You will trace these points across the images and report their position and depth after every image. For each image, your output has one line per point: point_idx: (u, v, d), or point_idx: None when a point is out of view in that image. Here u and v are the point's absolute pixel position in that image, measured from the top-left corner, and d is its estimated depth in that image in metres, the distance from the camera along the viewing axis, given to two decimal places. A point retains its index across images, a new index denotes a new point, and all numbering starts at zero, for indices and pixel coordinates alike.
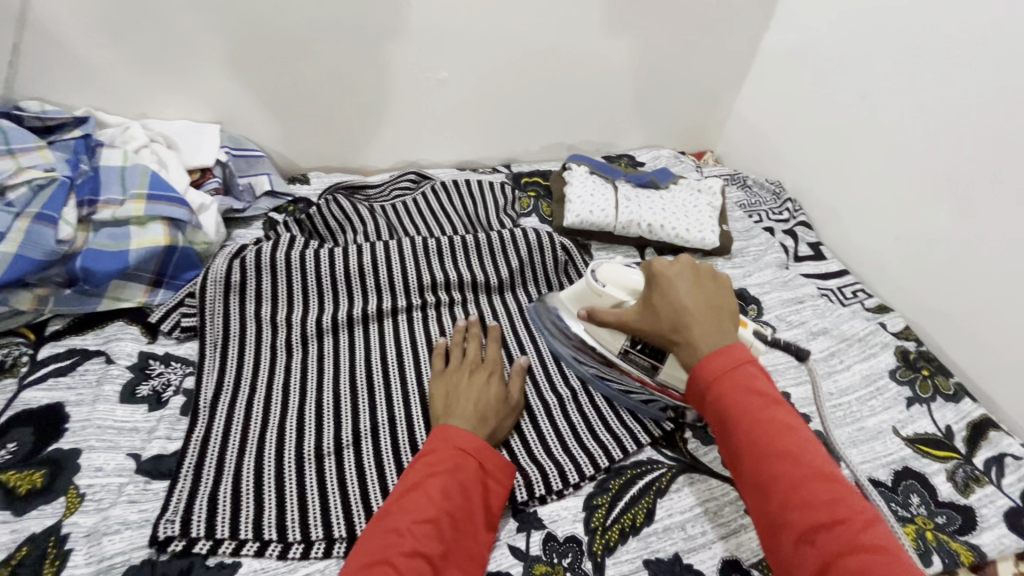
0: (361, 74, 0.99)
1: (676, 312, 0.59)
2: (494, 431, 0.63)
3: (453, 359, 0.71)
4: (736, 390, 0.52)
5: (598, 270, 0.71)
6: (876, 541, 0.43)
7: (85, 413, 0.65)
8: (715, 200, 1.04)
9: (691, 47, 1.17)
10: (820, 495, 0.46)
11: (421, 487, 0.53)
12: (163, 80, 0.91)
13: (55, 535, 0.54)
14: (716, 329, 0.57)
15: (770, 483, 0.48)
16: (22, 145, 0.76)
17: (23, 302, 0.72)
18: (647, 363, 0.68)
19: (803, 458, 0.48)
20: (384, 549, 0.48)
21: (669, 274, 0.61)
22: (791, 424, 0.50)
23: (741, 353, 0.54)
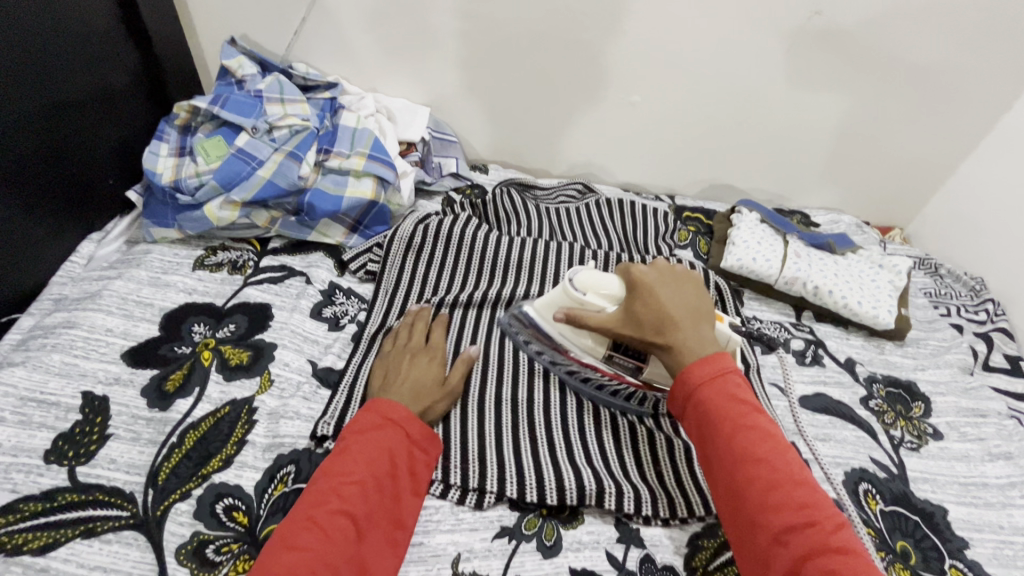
0: (561, 85, 1.07)
1: (657, 317, 0.62)
2: (426, 411, 0.64)
3: (399, 341, 0.73)
4: (720, 398, 0.55)
5: (576, 276, 0.68)
6: (843, 545, 0.44)
7: (285, 317, 0.78)
8: (898, 279, 0.95)
9: (909, 113, 1.08)
10: (792, 497, 0.48)
11: (347, 453, 0.54)
12: (398, 64, 1.07)
13: (248, 405, 0.67)
14: (695, 331, 0.61)
15: (743, 488, 0.50)
16: (291, 96, 0.94)
17: (259, 219, 0.88)
18: (632, 363, 0.69)
19: (778, 464, 0.50)
20: (310, 510, 0.49)
21: (647, 281, 0.64)
22: (770, 432, 0.53)
23: (728, 363, 0.57)
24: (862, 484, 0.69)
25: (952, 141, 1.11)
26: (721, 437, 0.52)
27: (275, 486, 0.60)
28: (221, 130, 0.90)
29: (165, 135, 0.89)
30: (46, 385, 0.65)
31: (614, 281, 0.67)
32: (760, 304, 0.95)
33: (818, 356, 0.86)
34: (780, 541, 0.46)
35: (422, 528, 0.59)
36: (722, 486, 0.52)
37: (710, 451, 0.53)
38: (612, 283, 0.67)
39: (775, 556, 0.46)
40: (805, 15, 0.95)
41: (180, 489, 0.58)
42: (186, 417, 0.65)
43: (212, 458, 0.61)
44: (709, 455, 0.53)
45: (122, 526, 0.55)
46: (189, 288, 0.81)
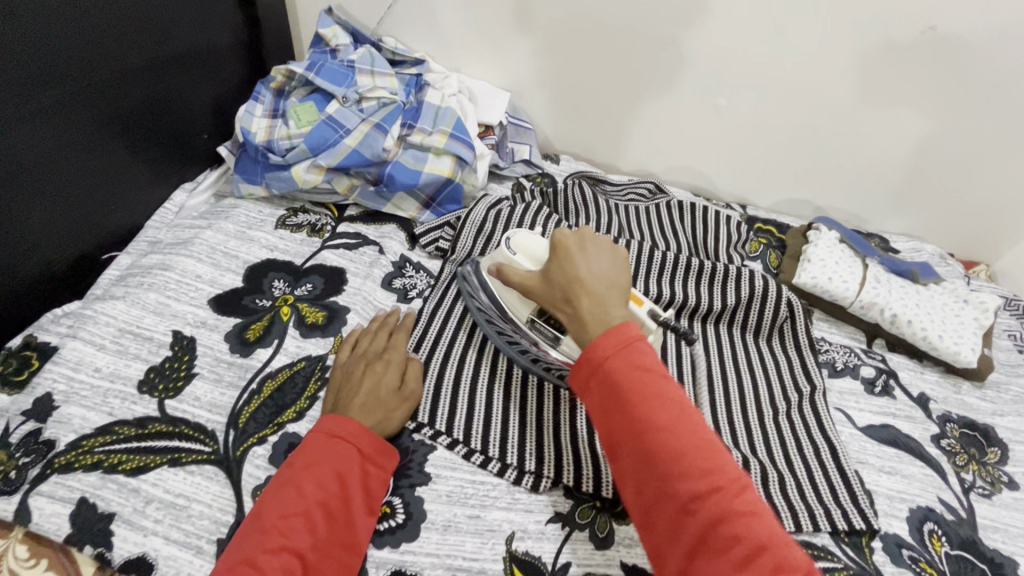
0: (645, 81, 1.05)
1: (569, 283, 0.57)
2: (382, 423, 0.61)
3: (359, 347, 0.69)
4: (623, 371, 0.49)
5: (511, 236, 0.70)
6: (746, 507, 0.43)
7: (358, 284, 0.81)
8: (984, 317, 0.89)
9: (1016, 143, 1.01)
10: (698, 464, 0.45)
11: (288, 484, 0.52)
12: (484, 46, 1.07)
13: (321, 363, 0.69)
14: (605, 305, 0.55)
15: (650, 461, 0.46)
16: (381, 70, 0.97)
17: (340, 185, 0.91)
18: (552, 334, 0.65)
19: (679, 431, 0.46)
20: (250, 548, 0.48)
21: (566, 243, 0.60)
22: (672, 394, 0.48)
23: (633, 330, 0.51)
24: (927, 524, 0.67)
25: None
26: (631, 410, 0.47)
27: None
28: (313, 96, 0.93)
29: (261, 97, 0.93)
30: (141, 321, 0.69)
31: (544, 245, 0.68)
32: (830, 326, 0.91)
33: (889, 386, 0.83)
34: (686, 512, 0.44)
35: (478, 501, 0.61)
36: (630, 461, 0.47)
37: (613, 425, 0.48)
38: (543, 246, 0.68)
39: (682, 525, 0.44)
40: (917, 29, 0.90)
41: (257, 434, 0.61)
42: (265, 366, 0.68)
43: (287, 409, 0.64)
44: (615, 433, 0.48)
45: (204, 460, 0.59)
46: (271, 245, 0.84)
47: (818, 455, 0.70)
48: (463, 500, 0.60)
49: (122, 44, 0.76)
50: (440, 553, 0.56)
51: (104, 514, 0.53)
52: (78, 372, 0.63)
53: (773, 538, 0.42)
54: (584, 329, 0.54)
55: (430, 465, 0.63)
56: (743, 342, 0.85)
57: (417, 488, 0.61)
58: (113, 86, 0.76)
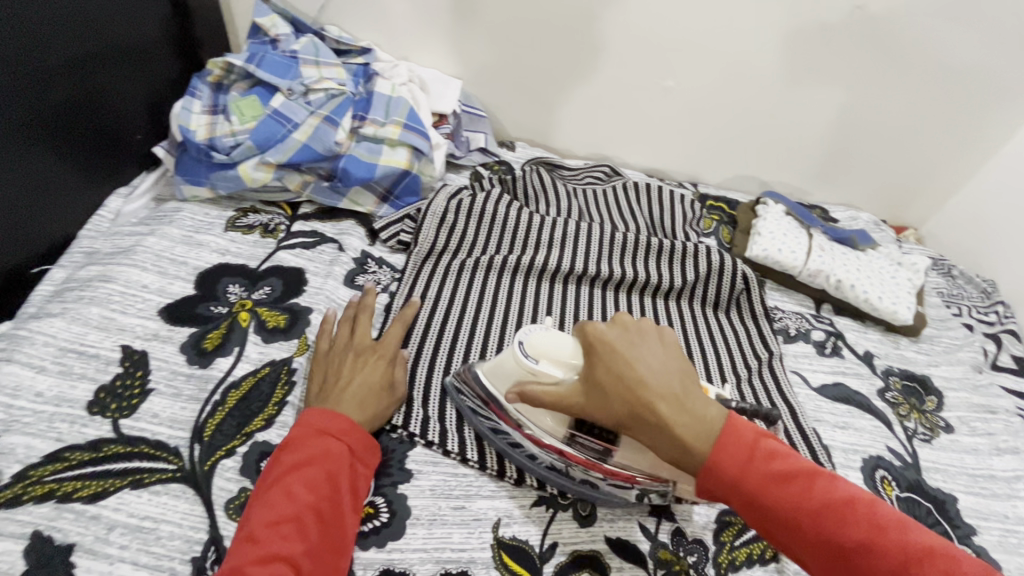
0: (596, 64, 1.07)
1: (637, 394, 0.50)
2: (371, 413, 0.60)
3: (343, 337, 0.67)
4: (754, 473, 0.47)
5: (527, 337, 0.59)
6: (908, 535, 0.43)
7: (319, 283, 0.78)
8: (915, 277, 0.97)
9: (936, 113, 1.09)
10: (856, 517, 0.44)
11: (277, 488, 0.51)
12: (434, 32, 1.06)
13: (287, 366, 0.67)
14: (689, 404, 0.50)
15: (828, 556, 0.44)
16: (327, 60, 0.93)
17: (292, 182, 0.88)
18: (599, 446, 0.58)
19: (848, 513, 0.44)
20: (240, 560, 0.46)
21: (617, 346, 0.53)
22: (813, 472, 0.47)
23: (746, 427, 0.49)
24: (879, 471, 0.72)
25: (974, 144, 1.12)
26: (767, 487, 0.46)
27: None
28: (256, 90, 0.88)
29: (198, 91, 0.87)
30: (85, 338, 0.65)
31: (565, 341, 0.58)
32: (781, 295, 0.96)
33: (838, 347, 0.88)
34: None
35: (462, 492, 0.61)
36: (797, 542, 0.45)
37: (779, 537, 0.46)
38: (567, 346, 0.57)
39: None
40: (845, 8, 0.96)
41: (225, 447, 0.59)
42: (228, 375, 0.65)
43: (255, 417, 0.62)
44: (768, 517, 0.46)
45: (169, 479, 0.56)
46: (222, 249, 0.80)
47: (779, 417, 0.74)
48: (446, 492, 0.60)
49: (42, 37, 0.70)
50: (427, 546, 0.56)
51: (63, 546, 0.50)
52: (17, 398, 0.58)
53: (897, 527, 0.43)
54: (688, 454, 0.48)
55: (411, 462, 0.62)
56: (704, 314, 0.88)
57: (399, 486, 0.60)
58: (33, 83, 0.70)
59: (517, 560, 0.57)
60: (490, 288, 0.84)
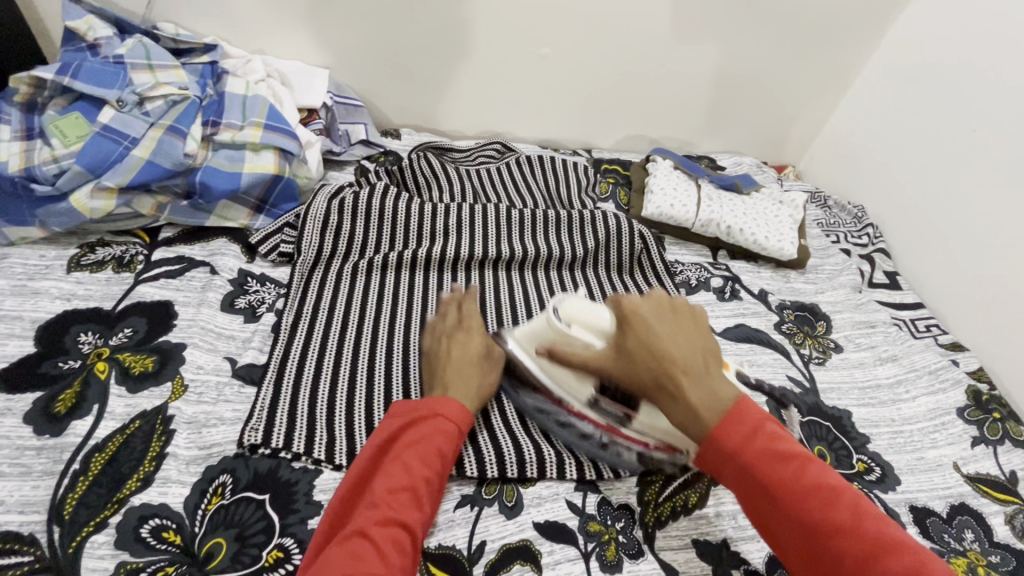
0: (467, 37, 1.03)
1: (659, 362, 0.53)
2: (478, 391, 0.62)
3: (431, 324, 0.69)
4: (737, 426, 0.48)
5: (561, 304, 0.60)
6: (898, 543, 0.43)
7: (191, 314, 0.70)
8: (796, 213, 1.03)
9: (794, 54, 1.15)
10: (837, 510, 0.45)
11: (400, 456, 0.53)
12: (286, 21, 0.97)
13: (162, 415, 0.60)
14: (706, 377, 0.52)
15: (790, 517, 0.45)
16: (161, 62, 0.82)
17: (144, 206, 0.78)
18: (618, 413, 0.61)
19: (810, 474, 0.47)
20: (359, 520, 0.48)
21: (645, 317, 0.55)
22: (792, 446, 0.48)
23: (755, 407, 0.50)
24: (783, 401, 0.76)
25: (831, 78, 1.20)
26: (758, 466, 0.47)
27: (208, 500, 0.55)
28: (77, 105, 0.76)
29: (4, 115, 0.74)
30: None
31: (603, 312, 0.59)
32: (681, 248, 0.99)
33: (736, 291, 0.92)
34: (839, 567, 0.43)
35: None
36: (777, 523, 0.46)
37: (743, 488, 0.48)
38: (602, 317, 0.59)
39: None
40: None
41: (92, 521, 0.51)
42: (89, 439, 0.57)
43: (128, 479, 0.54)
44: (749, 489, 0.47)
45: (27, 573, 0.48)
46: (67, 294, 0.70)
47: None
48: None
49: None
50: None
51: None
52: None
53: (871, 525, 0.44)
54: (697, 420, 0.50)
55: (319, 492, 0.57)
56: (608, 278, 0.89)
57: (308, 521, 0.55)
58: None
59: (445, 567, 0.54)
60: (389, 287, 0.80)
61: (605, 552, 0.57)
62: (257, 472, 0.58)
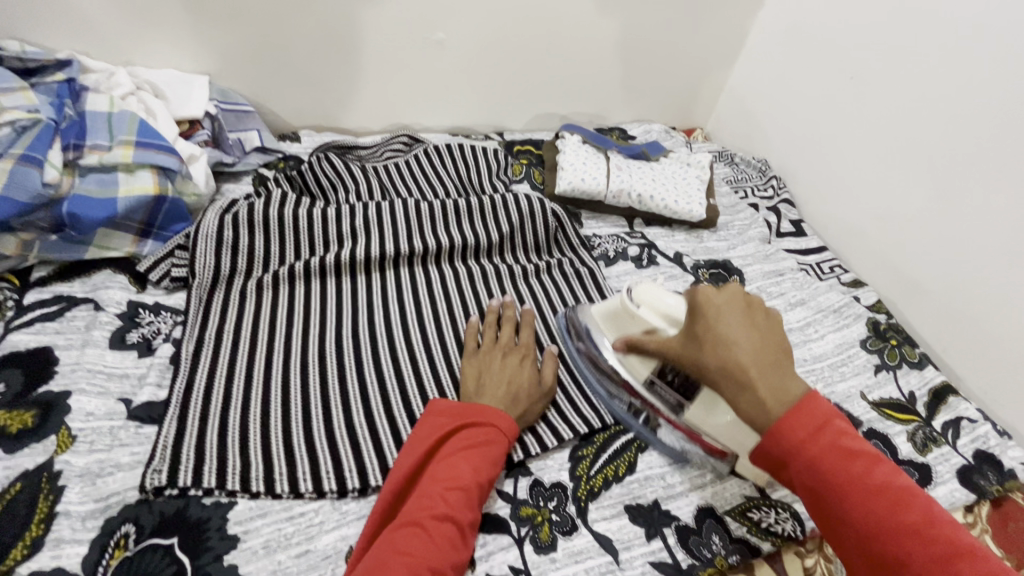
0: (354, 29, 0.98)
1: (726, 353, 0.52)
2: (524, 413, 0.63)
3: (487, 337, 0.71)
4: (835, 455, 0.46)
5: (635, 288, 0.64)
6: None
7: (75, 357, 0.64)
8: (704, 173, 1.06)
9: (688, 18, 1.17)
10: (961, 570, 0.41)
11: (452, 457, 0.54)
12: (150, 27, 0.89)
13: (48, 472, 0.55)
14: (775, 372, 0.51)
15: (886, 558, 0.44)
16: (4, 85, 0.73)
17: (8, 247, 0.71)
18: (675, 398, 0.62)
19: (929, 528, 0.43)
20: (418, 511, 0.50)
21: (714, 302, 0.55)
22: (900, 483, 0.46)
23: (825, 405, 0.49)
24: None
25: (724, 39, 1.24)
26: (846, 498, 0.45)
27: (110, 555, 0.51)
28: None
29: None
30: None
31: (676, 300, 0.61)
32: (598, 221, 1.00)
33: (653, 257, 0.94)
34: None
35: (302, 535, 0.55)
36: (862, 561, 0.45)
37: (837, 518, 0.46)
38: (674, 304, 0.61)
39: None
40: None
41: None
42: None
43: (13, 548, 0.50)
44: (836, 515, 0.46)
45: None
46: None
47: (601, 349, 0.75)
48: (284, 542, 0.54)
49: None
50: None
51: None
52: None
53: None
54: (762, 410, 0.50)
55: (234, 524, 0.55)
56: (527, 261, 0.89)
57: (224, 558, 0.52)
58: None
59: None
60: (300, 299, 0.76)
61: (538, 534, 0.57)
62: (163, 515, 0.54)
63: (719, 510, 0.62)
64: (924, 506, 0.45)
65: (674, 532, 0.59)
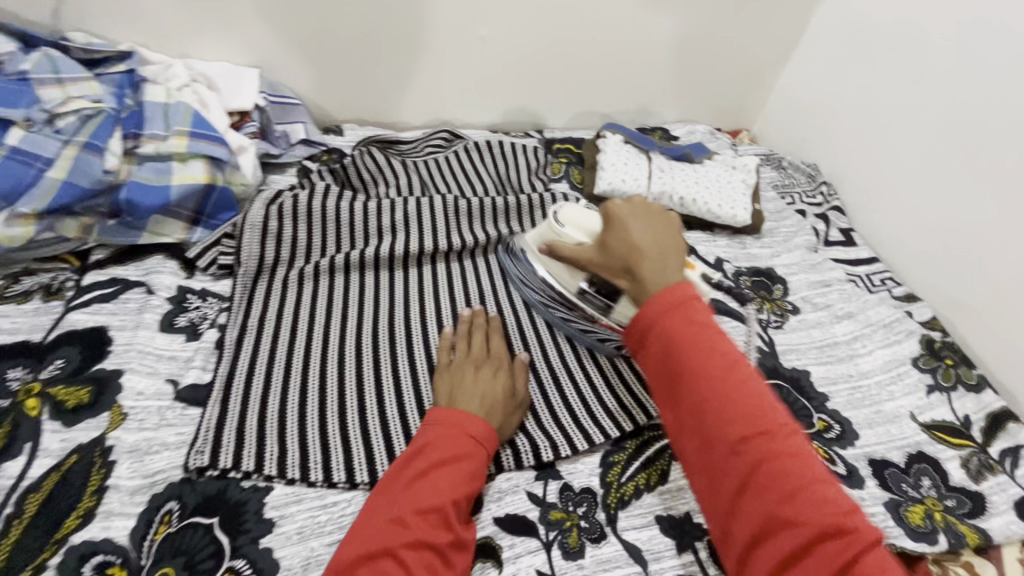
0: (400, 25, 0.99)
1: (627, 246, 0.59)
2: (500, 429, 0.61)
3: (459, 351, 0.68)
4: (682, 326, 0.52)
5: (560, 211, 0.70)
6: (793, 448, 0.47)
7: (128, 337, 0.67)
8: (749, 177, 1.02)
9: (740, 16, 1.13)
10: (753, 408, 0.48)
11: (425, 479, 0.52)
12: (206, 21, 0.92)
13: (101, 447, 0.57)
14: (665, 262, 0.57)
15: (699, 407, 0.49)
16: (70, 75, 0.77)
17: (69, 230, 0.74)
18: (602, 303, 0.67)
19: (740, 381, 0.50)
20: (388, 539, 0.48)
21: (622, 212, 0.62)
22: (731, 349, 0.52)
23: (690, 289, 0.54)
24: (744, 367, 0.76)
25: (777, 38, 1.19)
26: (683, 358, 0.51)
27: (155, 530, 0.53)
28: None
29: None
30: None
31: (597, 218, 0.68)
32: None
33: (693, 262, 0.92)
34: (730, 452, 0.47)
35: (335, 525, 0.56)
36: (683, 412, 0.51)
37: (670, 375, 0.52)
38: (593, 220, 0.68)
39: (731, 465, 0.47)
40: None
41: (30, 565, 0.50)
42: (22, 480, 0.54)
43: (67, 517, 0.52)
44: (672, 372, 0.51)
45: None
46: None
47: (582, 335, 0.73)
48: (317, 530, 0.55)
49: None
50: None
51: None
52: None
53: (783, 439, 0.47)
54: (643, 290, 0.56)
55: (271, 509, 0.56)
56: None
57: (261, 541, 0.54)
58: None
59: None
60: (337, 290, 0.77)
61: (567, 539, 0.57)
62: (205, 495, 0.56)
63: None
64: (751, 376, 0.50)
65: (706, 546, 0.58)
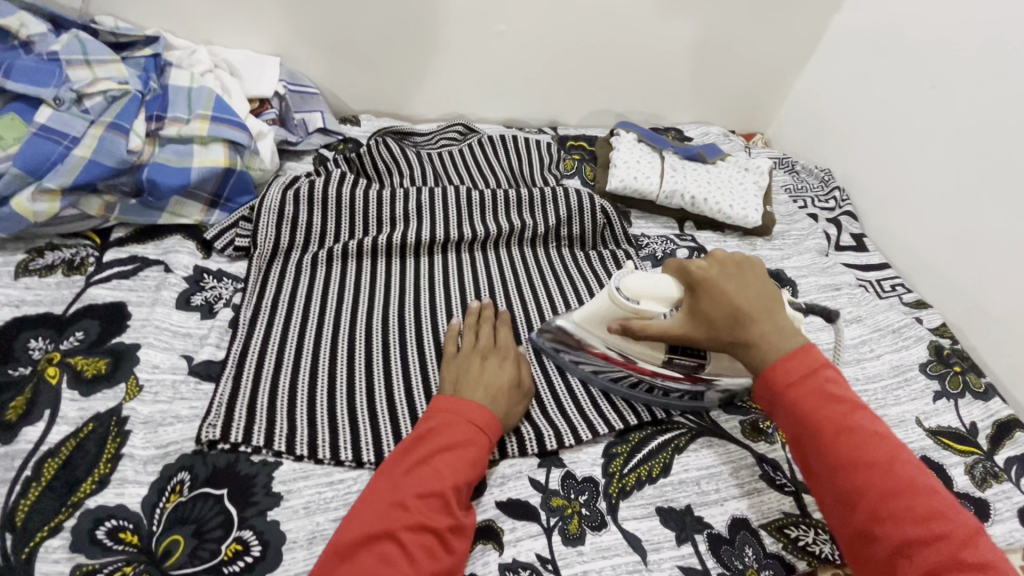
0: (419, 18, 1.00)
1: (731, 314, 0.59)
2: (506, 417, 0.62)
3: (466, 341, 0.68)
4: (817, 396, 0.53)
5: (621, 282, 0.64)
6: (978, 558, 0.44)
7: (145, 313, 0.69)
8: (762, 179, 1.02)
9: (758, 19, 1.13)
10: (913, 506, 0.47)
11: (426, 465, 0.52)
12: (229, 9, 0.94)
13: (117, 417, 0.59)
14: (779, 329, 0.58)
15: (849, 497, 0.49)
16: (99, 56, 0.79)
17: (92, 207, 0.76)
18: (693, 363, 0.66)
19: (898, 471, 0.49)
20: (389, 522, 0.48)
21: (708, 274, 0.60)
22: (886, 439, 0.51)
23: (815, 358, 0.56)
24: None
25: (795, 42, 1.19)
26: (828, 441, 0.51)
27: (167, 498, 0.55)
28: (12, 106, 0.73)
29: None
30: None
31: (669, 283, 0.63)
32: (647, 221, 0.99)
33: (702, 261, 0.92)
34: (893, 551, 0.46)
35: (340, 501, 0.57)
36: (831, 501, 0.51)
37: (816, 463, 0.52)
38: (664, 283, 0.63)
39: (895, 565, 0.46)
40: None
41: (46, 526, 0.51)
42: (40, 445, 0.56)
43: (83, 482, 0.54)
44: (820, 461, 0.52)
45: None
46: (15, 301, 0.68)
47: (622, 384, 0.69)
48: (323, 506, 0.57)
49: None
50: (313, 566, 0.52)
51: None
52: None
53: (966, 544, 0.45)
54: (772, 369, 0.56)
55: (279, 483, 0.57)
56: (575, 256, 0.88)
57: (268, 513, 0.55)
58: None
59: None
60: (350, 276, 0.79)
61: (568, 526, 0.57)
62: (215, 467, 0.57)
63: (755, 523, 0.60)
64: (915, 473, 0.49)
65: (706, 539, 0.58)
